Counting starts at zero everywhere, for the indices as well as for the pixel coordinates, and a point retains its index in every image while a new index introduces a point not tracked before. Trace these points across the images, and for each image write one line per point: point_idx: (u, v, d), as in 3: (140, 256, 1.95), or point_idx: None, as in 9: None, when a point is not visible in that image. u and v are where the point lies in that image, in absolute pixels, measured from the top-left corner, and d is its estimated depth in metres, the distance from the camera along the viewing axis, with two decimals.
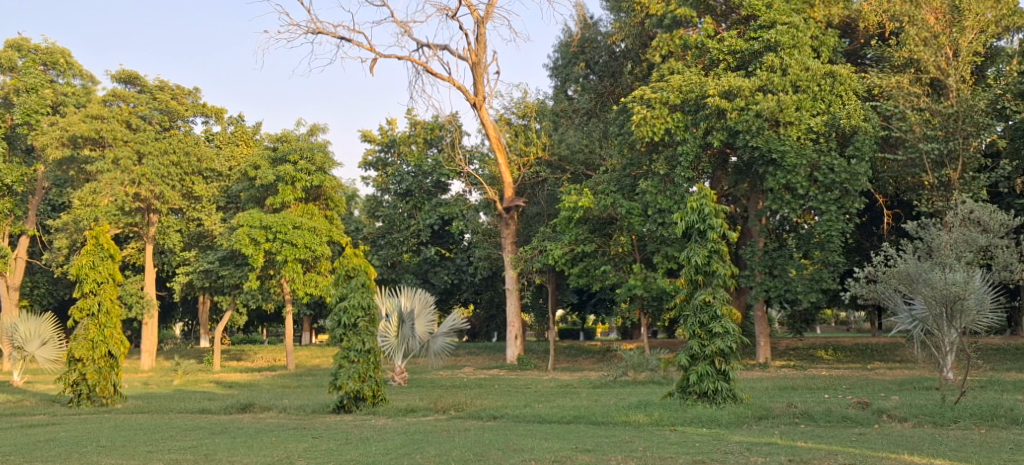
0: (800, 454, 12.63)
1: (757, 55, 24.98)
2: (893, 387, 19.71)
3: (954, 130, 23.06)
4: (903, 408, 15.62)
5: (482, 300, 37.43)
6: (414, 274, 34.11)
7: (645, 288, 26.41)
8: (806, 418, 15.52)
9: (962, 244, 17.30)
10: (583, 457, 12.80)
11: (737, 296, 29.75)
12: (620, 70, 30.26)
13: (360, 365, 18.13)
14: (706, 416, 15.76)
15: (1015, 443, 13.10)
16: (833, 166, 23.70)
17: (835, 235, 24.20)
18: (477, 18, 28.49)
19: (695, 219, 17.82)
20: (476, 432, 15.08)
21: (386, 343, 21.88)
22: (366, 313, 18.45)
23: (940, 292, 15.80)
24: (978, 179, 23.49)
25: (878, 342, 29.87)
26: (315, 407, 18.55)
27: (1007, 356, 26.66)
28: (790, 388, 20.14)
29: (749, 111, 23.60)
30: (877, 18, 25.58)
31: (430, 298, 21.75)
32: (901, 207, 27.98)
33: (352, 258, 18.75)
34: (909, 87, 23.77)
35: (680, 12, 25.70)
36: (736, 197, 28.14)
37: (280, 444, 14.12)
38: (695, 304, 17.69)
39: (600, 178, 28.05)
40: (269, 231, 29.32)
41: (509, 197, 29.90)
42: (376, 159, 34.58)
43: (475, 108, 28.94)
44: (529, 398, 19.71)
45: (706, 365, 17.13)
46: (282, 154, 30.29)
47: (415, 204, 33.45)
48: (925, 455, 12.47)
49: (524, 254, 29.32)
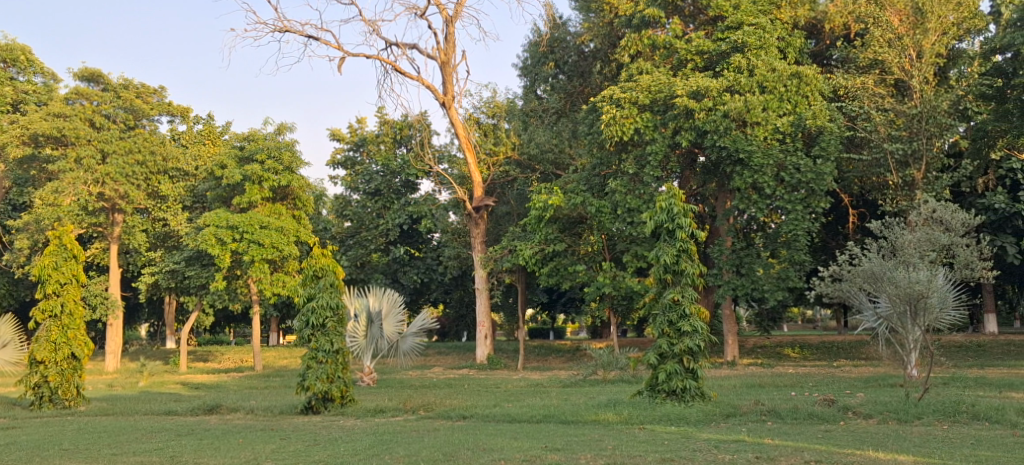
0: (766, 451, 12.73)
1: (724, 56, 25.20)
2: (859, 384, 19.93)
3: (918, 130, 23.35)
4: (868, 405, 15.83)
5: (452, 300, 37.37)
6: (383, 274, 33.96)
7: (614, 287, 26.51)
8: (773, 415, 15.67)
9: (925, 244, 17.46)
10: (552, 456, 12.78)
11: (705, 295, 29.96)
12: (589, 69, 30.37)
13: (328, 366, 18.00)
14: (675, 415, 15.84)
15: (976, 439, 13.31)
16: (799, 166, 24.00)
17: (801, 234, 24.45)
18: (446, 17, 28.42)
19: (663, 219, 17.93)
20: (446, 432, 15.03)
21: (354, 344, 21.77)
22: (334, 313, 18.34)
23: (904, 291, 16.16)
24: (941, 179, 23.86)
25: (844, 339, 30.21)
26: (283, 408, 18.43)
27: (970, 353, 27.09)
28: (757, 386, 20.33)
29: (716, 111, 23.69)
30: (842, 19, 25.90)
31: (398, 297, 21.64)
32: (866, 207, 28.38)
33: (319, 258, 18.78)
34: (874, 88, 24.18)
35: (648, 13, 25.81)
36: (704, 197, 28.43)
37: (248, 446, 14.02)
38: (664, 303, 17.75)
39: (570, 178, 28.07)
40: (235, 231, 29.04)
41: (479, 197, 29.66)
42: (345, 158, 34.44)
43: (444, 107, 28.86)
44: (498, 397, 19.70)
45: (674, 364, 17.23)
46: (249, 153, 30.07)
47: (384, 204, 33.36)
48: (890, 451, 12.61)
49: (494, 253, 29.31)
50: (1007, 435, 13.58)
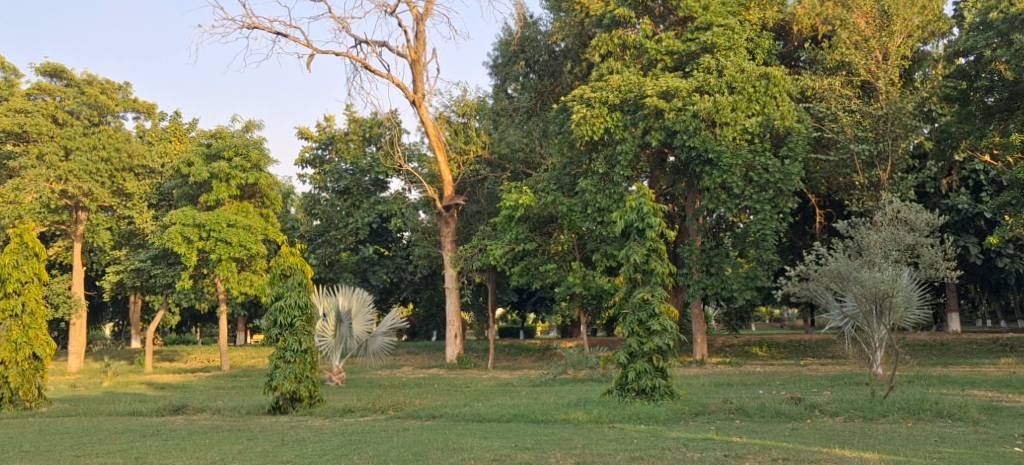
0: (735, 449, 12.81)
1: (693, 56, 25.40)
2: (826, 382, 20.13)
3: (884, 131, 23.77)
4: (834, 403, 15.97)
5: (422, 299, 37.26)
6: (353, 273, 33.74)
7: (584, 286, 26.58)
8: (741, 413, 15.79)
9: (890, 243, 17.66)
10: (522, 455, 12.77)
11: (675, 294, 30.13)
12: (560, 69, 30.40)
13: (296, 365, 17.87)
14: (644, 413, 15.87)
15: (939, 436, 13.49)
16: (767, 166, 24.26)
17: (769, 234, 24.67)
18: (416, 15, 28.29)
19: (633, 218, 17.99)
20: (415, 432, 14.94)
21: (323, 344, 21.48)
22: (302, 312, 18.22)
23: (869, 291, 16.31)
24: (906, 180, 24.20)
25: (811, 338, 30.52)
26: (250, 408, 18.25)
27: (933, 352, 27.47)
28: (725, 384, 20.49)
29: (686, 111, 23.77)
30: (809, 21, 26.00)
31: (368, 296, 21.55)
32: (832, 207, 28.67)
33: (288, 256, 18.41)
34: (841, 90, 24.48)
35: (619, 13, 25.83)
36: (674, 197, 28.63)
37: (214, 446, 13.89)
38: (633, 302, 17.78)
39: (540, 177, 28.09)
40: (202, 229, 28.70)
41: (449, 196, 29.55)
42: (313, 156, 34.15)
43: (414, 106, 28.72)
44: (467, 397, 19.62)
45: (644, 363, 17.28)
46: (215, 150, 29.76)
47: (353, 202, 33.20)
48: (856, 448, 12.73)
49: (464, 252, 29.16)
50: (970, 431, 13.79)
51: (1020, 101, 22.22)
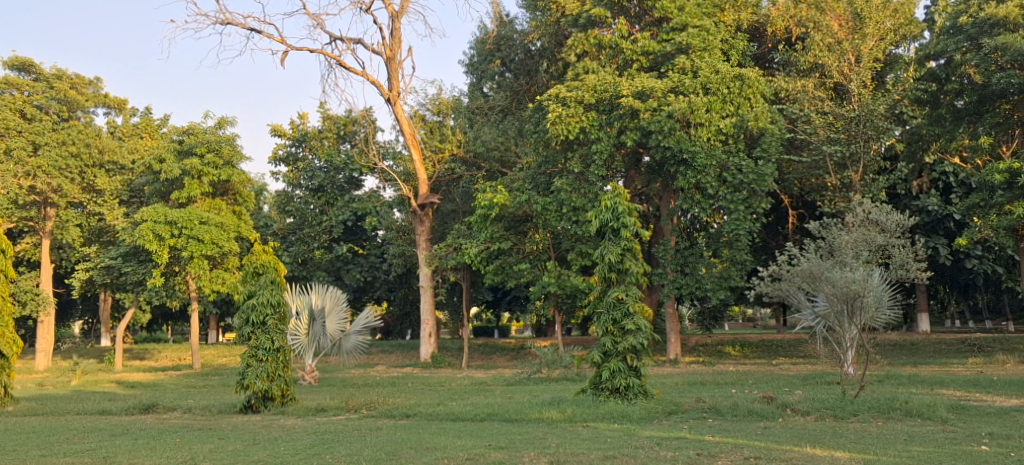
0: (707, 448, 12.87)
1: (668, 57, 25.55)
2: (797, 382, 20.28)
3: (856, 133, 23.92)
4: (806, 402, 16.06)
5: (396, 297, 37.12)
6: (326, 271, 33.54)
7: (559, 286, 26.59)
8: (714, 412, 15.90)
9: (861, 243, 17.80)
10: (495, 454, 12.76)
11: (649, 294, 30.23)
12: (535, 68, 30.43)
13: (268, 364, 17.75)
14: (618, 412, 15.90)
15: (910, 435, 13.63)
16: (741, 167, 24.47)
17: (742, 234, 24.83)
18: (391, 13, 28.19)
19: (608, 217, 18.04)
20: (388, 431, 14.85)
21: (296, 342, 21.36)
22: (275, 311, 18.08)
23: (841, 291, 16.42)
24: (877, 181, 24.45)
25: (783, 338, 30.76)
26: (221, 407, 18.08)
27: (903, 352, 27.74)
28: (698, 383, 20.62)
29: (661, 111, 23.86)
30: (784, 23, 26.25)
31: (341, 295, 21.45)
32: (805, 208, 28.89)
33: (261, 255, 18.26)
34: (814, 91, 24.67)
35: (595, 13, 25.89)
36: (649, 197, 28.75)
37: (185, 445, 13.75)
38: (608, 302, 17.83)
39: (516, 176, 28.05)
40: (174, 227, 28.42)
41: (424, 194, 29.41)
42: (286, 153, 33.76)
43: (389, 103, 28.62)
44: (441, 396, 19.55)
45: (618, 362, 17.31)
46: (188, 147, 29.52)
47: (327, 200, 33.05)
48: (827, 447, 12.82)
49: (438, 251, 29.05)
50: (938, 430, 13.94)
51: (988, 104, 22.44)
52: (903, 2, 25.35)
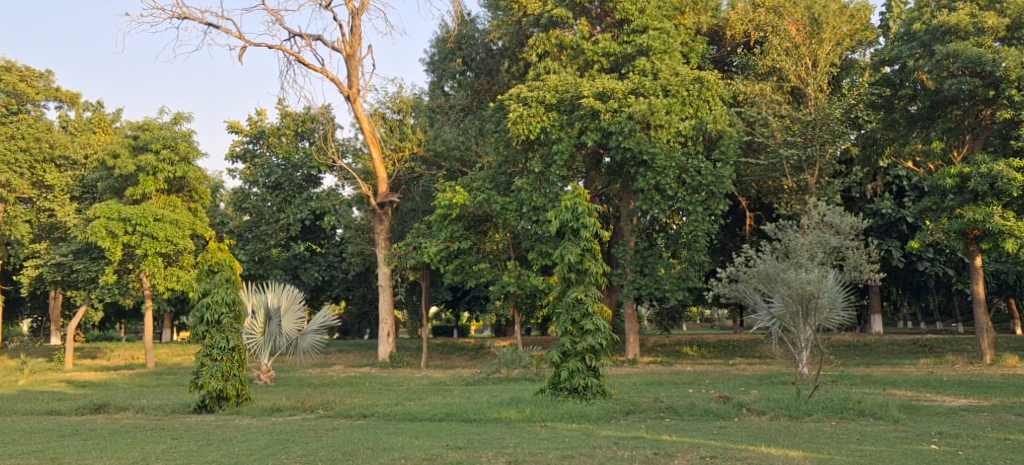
0: (664, 447, 12.92)
1: (629, 58, 25.72)
2: (753, 382, 20.52)
3: (812, 137, 24.26)
4: (761, 402, 16.23)
5: (355, 296, 36.88)
6: (283, 270, 33.26)
7: (518, 286, 26.57)
8: (671, 412, 16.02)
9: (816, 246, 18.02)
10: (453, 454, 12.70)
11: (609, 294, 30.36)
12: (497, 68, 30.57)
13: (223, 363, 17.49)
14: (576, 412, 15.92)
15: (862, 434, 13.84)
16: (700, 168, 24.73)
17: (700, 236, 25.05)
18: (351, 10, 27.97)
19: (568, 218, 18.10)
20: (344, 431, 14.72)
21: (251, 342, 21.09)
22: (230, 309, 17.86)
23: (796, 292, 16.62)
24: (833, 184, 24.82)
25: (739, 338, 31.11)
26: (174, 407, 17.79)
27: (857, 352, 28.19)
28: (656, 383, 20.79)
29: (621, 113, 24.01)
30: (742, 27, 26.76)
31: (299, 294, 21.20)
32: (762, 209, 29.19)
33: (216, 252, 18.16)
34: (771, 95, 25.00)
35: (556, 13, 25.94)
36: (609, 198, 28.86)
37: (137, 446, 13.50)
38: (567, 302, 17.83)
39: (476, 175, 27.89)
40: (128, 223, 27.97)
41: (384, 193, 29.19)
42: (243, 150, 33.37)
43: (348, 101, 28.39)
44: (399, 396, 19.47)
45: (577, 362, 17.34)
46: (143, 142, 29.22)
47: (285, 198, 32.76)
48: (781, 447, 12.96)
49: (398, 250, 28.91)
50: (890, 430, 14.16)
51: (940, 110, 23.38)
52: (858, 8, 25.75)
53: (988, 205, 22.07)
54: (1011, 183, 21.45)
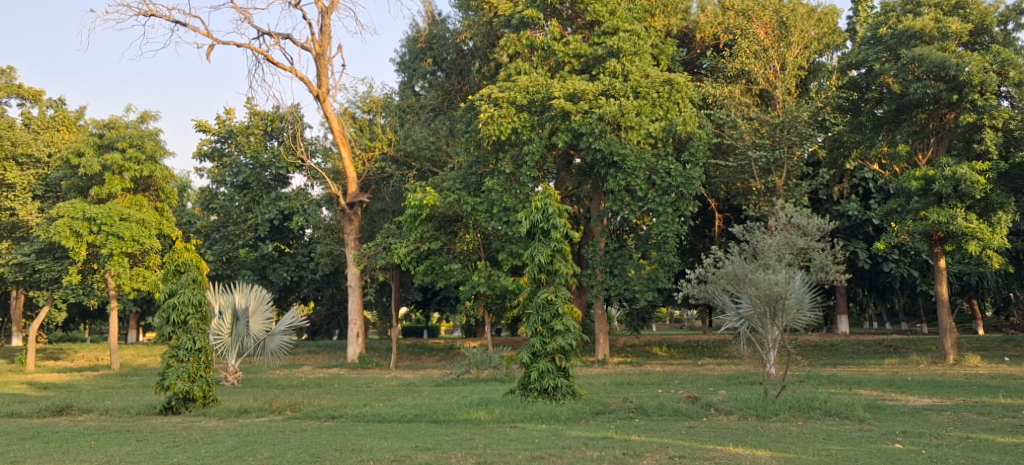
0: (633, 447, 12.98)
1: (600, 60, 25.85)
2: (721, 382, 20.67)
3: (779, 139, 24.52)
4: (729, 402, 16.37)
5: (324, 296, 36.64)
6: (251, 270, 32.98)
7: (488, 286, 26.50)
8: (640, 412, 16.07)
9: (783, 247, 18.15)
10: (422, 455, 12.66)
11: (579, 294, 30.43)
12: (468, 68, 30.52)
13: (190, 364, 17.32)
14: (546, 413, 15.92)
15: (828, 434, 13.97)
16: (669, 170, 24.82)
17: (670, 237, 25.19)
18: (321, 8, 27.81)
19: (538, 218, 18.09)
20: (312, 433, 14.65)
21: (218, 343, 20.90)
22: (197, 310, 17.66)
23: (764, 292, 16.77)
24: (800, 186, 25.03)
25: (708, 338, 31.29)
26: (139, 409, 17.56)
27: (823, 352, 28.52)
28: (625, 383, 20.84)
29: (592, 114, 24.09)
30: (712, 29, 27.08)
31: (266, 294, 21.07)
32: (731, 211, 29.40)
33: (182, 252, 17.92)
34: (739, 97, 25.25)
35: (527, 14, 25.92)
36: (579, 198, 28.92)
37: (101, 448, 13.31)
38: (537, 302, 17.84)
39: (446, 176, 27.78)
40: (93, 223, 27.62)
41: (353, 193, 29.04)
42: (211, 149, 33.11)
43: (317, 100, 28.21)
44: (367, 397, 19.39)
45: (547, 362, 17.36)
46: (108, 141, 28.88)
47: (252, 197, 32.62)
48: (749, 446, 13.06)
49: (367, 251, 28.75)
50: (856, 429, 14.31)
51: (906, 113, 23.73)
52: (826, 12, 26.02)
53: (952, 208, 22.46)
54: (974, 185, 21.84)
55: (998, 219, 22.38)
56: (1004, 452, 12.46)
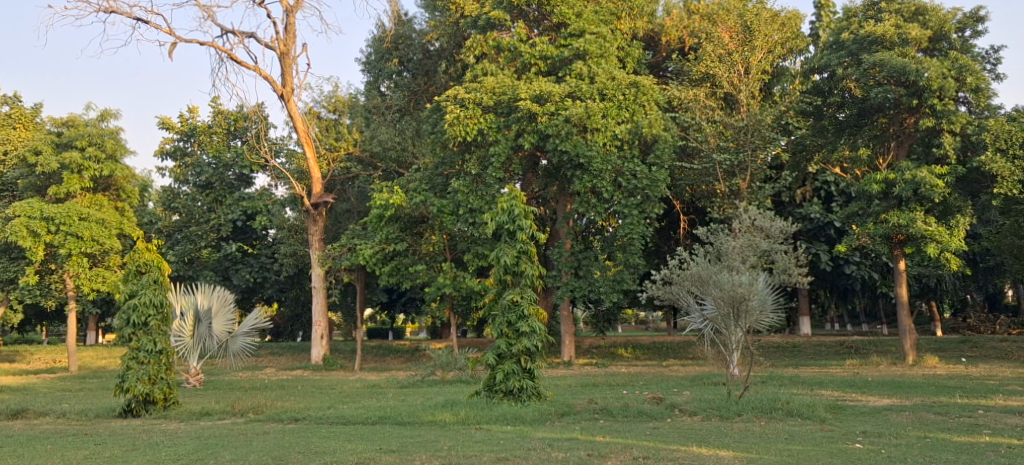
0: (598, 448, 13.01)
1: (566, 62, 25.89)
2: (685, 383, 20.78)
3: (743, 142, 24.77)
4: (693, 403, 16.50)
5: (287, 298, 36.31)
6: (213, 271, 32.56)
7: (454, 287, 26.39)
8: (605, 413, 16.12)
9: (748, 249, 18.25)
10: (386, 457, 12.60)
11: (544, 296, 30.46)
12: (434, 68, 30.44)
13: (150, 366, 17.04)
14: (511, 414, 15.92)
15: (789, 434, 14.12)
16: (635, 172, 24.96)
17: (635, 238, 25.29)
18: (286, 7, 27.56)
19: (504, 220, 18.05)
20: (275, 435, 14.51)
21: (180, 344, 20.59)
22: (158, 311, 17.42)
23: (728, 294, 16.92)
24: (763, 189, 25.29)
25: (673, 340, 31.47)
26: (98, 412, 17.26)
27: (786, 353, 28.83)
28: (591, 385, 20.89)
29: (558, 116, 24.12)
30: (677, 33, 27.47)
31: (229, 295, 20.88)
32: (695, 214, 29.63)
33: (144, 252, 17.64)
34: (705, 101, 25.39)
35: (494, 15, 25.94)
36: (546, 200, 28.94)
37: (57, 452, 13.06)
38: (503, 304, 17.79)
39: (412, 177, 27.66)
40: (51, 223, 27.14)
41: (318, 193, 28.77)
42: (173, 147, 32.68)
43: (281, 99, 27.96)
44: (332, 399, 19.25)
45: (512, 364, 17.36)
46: (68, 139, 28.40)
47: (216, 197, 32.31)
48: (712, 446, 13.14)
49: (332, 251, 28.42)
50: (817, 429, 14.47)
51: (867, 118, 24.08)
52: (790, 16, 25.99)
53: (912, 210, 22.78)
54: (933, 189, 22.18)
55: (956, 223, 22.73)
56: (960, 452, 12.65)
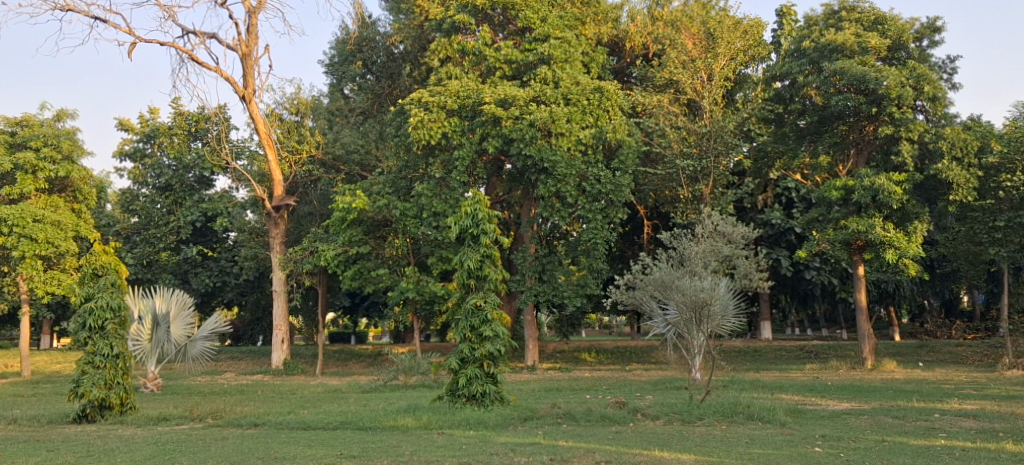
0: (560, 453, 12.98)
1: (531, 66, 25.83)
2: (648, 387, 20.87)
3: (706, 148, 24.75)
4: (655, 407, 16.56)
5: (248, 301, 35.92)
6: (172, 274, 32.02)
7: (417, 291, 26.20)
8: (568, 418, 16.10)
9: (710, 254, 18.38)
10: (347, 463, 12.48)
11: (508, 301, 30.42)
12: (398, 71, 30.07)
13: (106, 371, 16.76)
14: (474, 419, 15.84)
15: (750, 438, 14.22)
16: (599, 177, 25.01)
17: (599, 243, 25.36)
18: (248, 8, 27.26)
19: (468, 224, 17.82)
20: (234, 441, 14.31)
21: (137, 348, 20.17)
22: (115, 315, 17.03)
23: (690, 299, 17.02)
24: (725, 195, 25.41)
25: (636, 344, 31.60)
26: (51, 417, 16.92)
27: (747, 357, 29.03)
28: (554, 389, 20.87)
29: (522, 119, 24.17)
30: (642, 39, 27.58)
31: (188, 299, 20.55)
32: (659, 219, 29.82)
33: (101, 255, 17.19)
34: (668, 106, 25.39)
35: (459, 19, 25.81)
36: (510, 204, 28.93)
37: (8, 459, 12.75)
38: (466, 308, 17.76)
39: (375, 180, 27.56)
40: (4, 225, 26.56)
41: (279, 196, 28.47)
42: (132, 148, 32.19)
43: (243, 101, 27.65)
44: (292, 403, 19.03)
45: (475, 368, 17.28)
46: (22, 139, 28.03)
47: (175, 199, 31.87)
48: (674, 450, 13.20)
49: (294, 254, 28.15)
50: (778, 433, 14.58)
51: (827, 125, 24.48)
52: (751, 24, 26.31)
53: (870, 217, 23.08)
54: (891, 196, 22.60)
55: (913, 229, 23.08)
56: (916, 455, 12.80)
